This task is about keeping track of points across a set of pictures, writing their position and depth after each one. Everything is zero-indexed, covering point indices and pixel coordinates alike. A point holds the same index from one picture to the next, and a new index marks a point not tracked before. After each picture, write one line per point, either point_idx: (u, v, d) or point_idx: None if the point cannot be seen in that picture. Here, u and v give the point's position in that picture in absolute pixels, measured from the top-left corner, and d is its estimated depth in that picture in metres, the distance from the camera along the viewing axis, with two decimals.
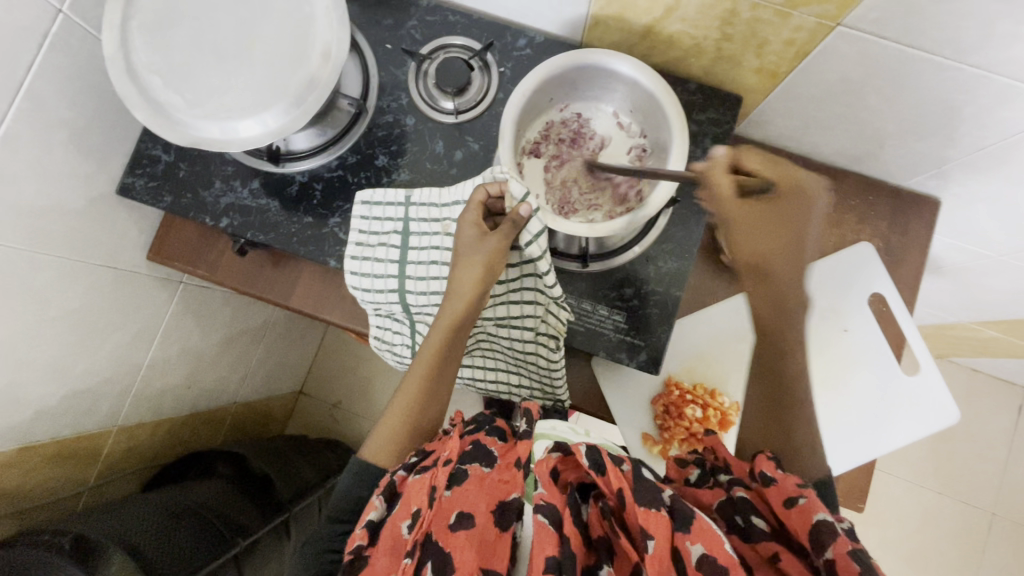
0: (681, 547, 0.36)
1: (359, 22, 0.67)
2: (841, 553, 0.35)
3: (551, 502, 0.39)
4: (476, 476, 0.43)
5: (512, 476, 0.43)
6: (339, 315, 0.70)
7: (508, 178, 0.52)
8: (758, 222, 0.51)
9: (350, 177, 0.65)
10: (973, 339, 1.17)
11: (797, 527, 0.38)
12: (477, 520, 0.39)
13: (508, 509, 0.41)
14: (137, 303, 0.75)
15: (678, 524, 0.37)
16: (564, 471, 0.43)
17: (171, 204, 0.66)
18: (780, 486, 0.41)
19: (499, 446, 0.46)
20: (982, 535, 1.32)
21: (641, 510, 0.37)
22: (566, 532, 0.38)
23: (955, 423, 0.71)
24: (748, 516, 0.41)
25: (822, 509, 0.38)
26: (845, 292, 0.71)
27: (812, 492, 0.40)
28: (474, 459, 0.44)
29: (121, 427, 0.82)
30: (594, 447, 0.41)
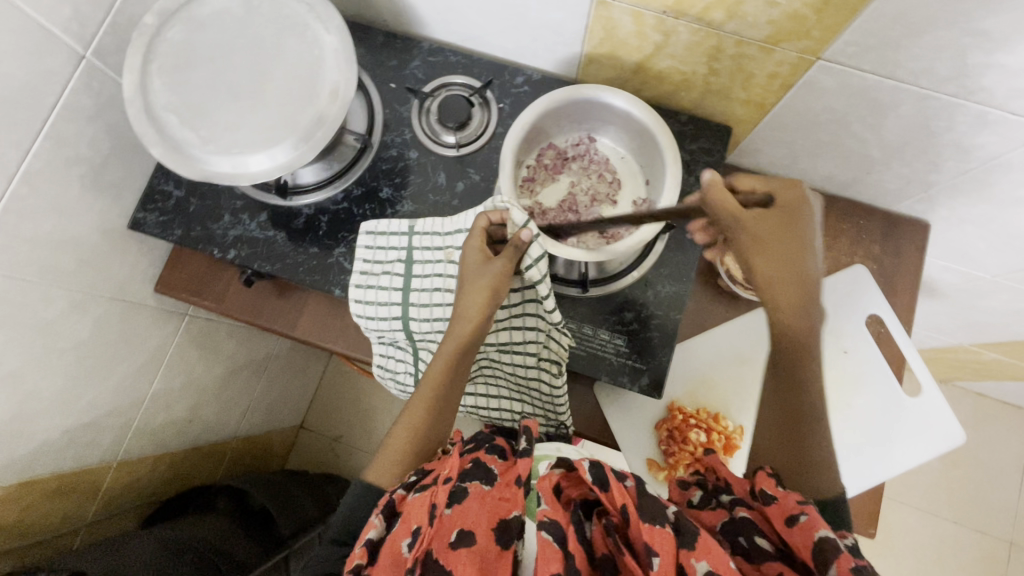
0: (686, 563, 0.35)
1: (365, 63, 0.71)
2: (845, 569, 0.35)
3: (554, 519, 0.38)
4: (476, 493, 0.42)
5: (512, 495, 0.42)
6: (342, 344, 0.71)
7: (509, 207, 0.54)
8: (768, 245, 0.48)
9: (356, 210, 0.67)
10: (974, 361, 1.17)
11: (801, 545, 0.38)
12: (478, 538, 0.39)
13: (510, 526, 0.40)
14: (142, 335, 0.76)
15: (683, 541, 0.36)
16: (567, 488, 0.43)
17: (181, 237, 0.68)
18: (782, 505, 0.41)
19: (499, 465, 0.46)
20: (1002, 567, 1.28)
21: (645, 526, 0.37)
22: (571, 548, 0.37)
23: (961, 443, 0.70)
24: (752, 537, 0.40)
25: (824, 526, 0.38)
26: (844, 314, 0.72)
27: (814, 509, 0.39)
28: (474, 477, 0.44)
29: (122, 461, 0.81)
30: (597, 462, 0.41)
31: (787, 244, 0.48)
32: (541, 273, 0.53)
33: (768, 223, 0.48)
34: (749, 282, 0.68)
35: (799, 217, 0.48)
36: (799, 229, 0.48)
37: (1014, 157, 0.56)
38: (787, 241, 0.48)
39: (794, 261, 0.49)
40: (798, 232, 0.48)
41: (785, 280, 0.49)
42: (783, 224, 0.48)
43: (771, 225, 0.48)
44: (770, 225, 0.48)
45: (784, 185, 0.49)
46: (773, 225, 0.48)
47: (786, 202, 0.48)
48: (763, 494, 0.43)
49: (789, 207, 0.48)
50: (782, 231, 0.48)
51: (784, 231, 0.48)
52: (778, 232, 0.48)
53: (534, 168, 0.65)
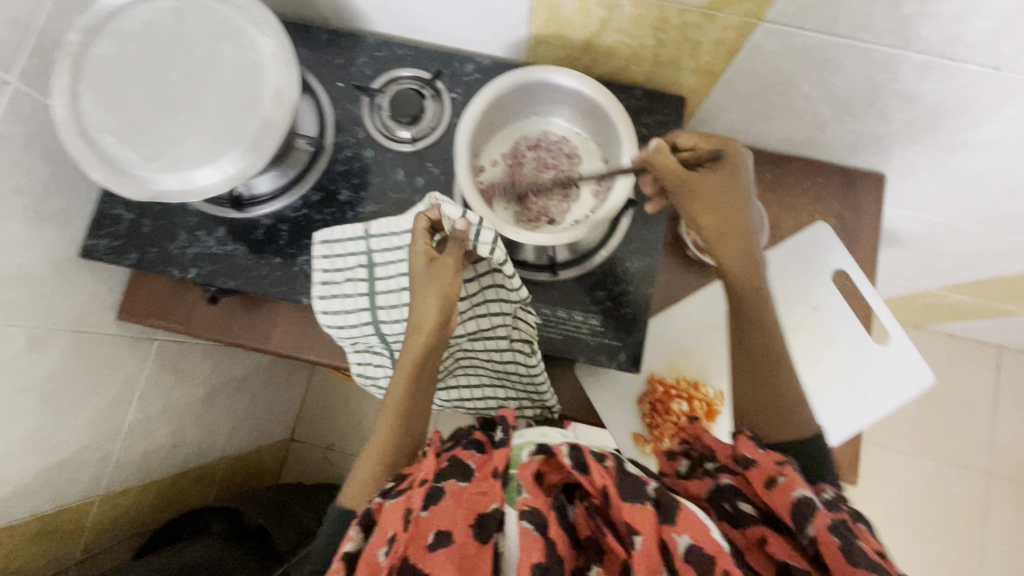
0: (668, 538, 0.37)
1: (310, 64, 0.69)
2: (822, 528, 0.38)
3: (534, 506, 0.39)
4: (453, 491, 0.42)
5: (489, 487, 0.42)
6: (318, 352, 0.70)
7: (443, 203, 0.54)
8: (701, 193, 0.53)
9: (316, 215, 0.66)
10: (942, 304, 1.21)
11: (780, 506, 0.40)
12: (455, 537, 0.39)
13: (487, 521, 0.41)
14: (108, 365, 0.74)
15: (664, 516, 0.37)
16: (548, 473, 0.43)
17: (137, 260, 0.65)
18: (761, 467, 0.42)
19: (476, 459, 0.44)
20: (983, 497, 1.35)
21: (627, 505, 0.38)
22: (550, 535, 0.38)
23: (931, 383, 0.71)
24: (735, 502, 0.42)
25: (801, 486, 0.40)
26: (811, 273, 0.73)
27: (791, 470, 0.42)
28: (450, 474, 0.43)
29: (105, 494, 0.79)
30: (575, 445, 0.42)
31: (728, 198, 0.53)
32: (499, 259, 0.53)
33: (705, 180, 0.53)
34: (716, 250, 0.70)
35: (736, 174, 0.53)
36: (732, 186, 0.53)
37: (958, 101, 0.57)
38: (729, 196, 0.53)
39: (737, 210, 0.53)
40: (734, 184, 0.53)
41: (727, 243, 0.54)
42: (721, 183, 0.53)
43: (710, 183, 0.53)
44: (711, 185, 0.53)
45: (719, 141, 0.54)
46: (710, 177, 0.53)
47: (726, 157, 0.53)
48: (743, 458, 0.44)
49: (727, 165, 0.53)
50: (718, 189, 0.53)
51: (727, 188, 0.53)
52: (717, 193, 0.53)
53: (507, 160, 0.65)
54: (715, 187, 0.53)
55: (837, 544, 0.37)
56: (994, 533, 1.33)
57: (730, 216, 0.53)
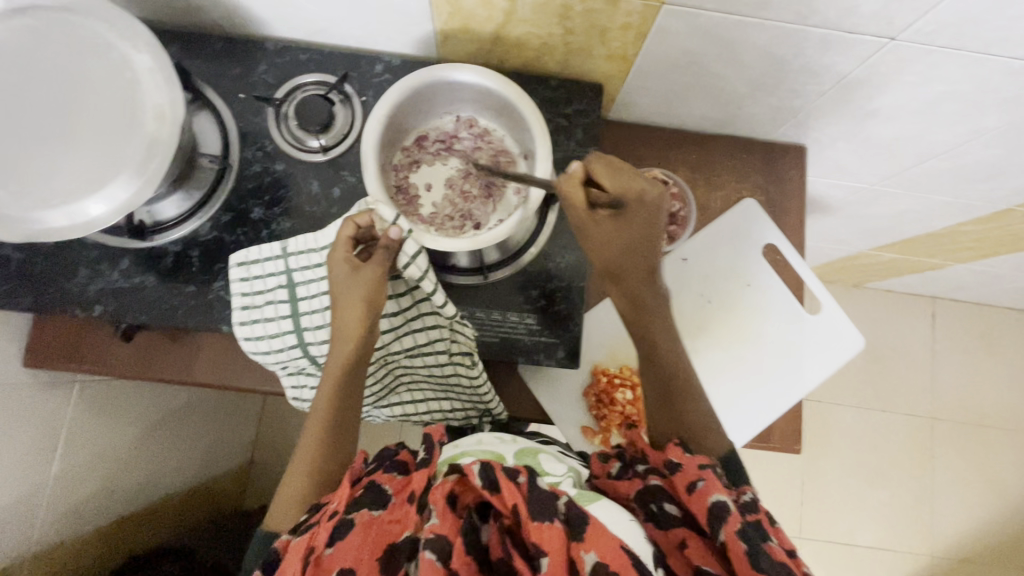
0: (576, 556, 0.37)
1: (206, 75, 0.64)
2: (731, 533, 0.38)
3: (440, 534, 0.38)
4: (363, 522, 0.40)
5: (403, 514, 0.41)
6: (249, 379, 0.67)
7: (375, 205, 0.51)
8: (608, 235, 0.55)
9: (228, 237, 0.62)
10: (876, 263, 1.26)
11: (697, 509, 0.40)
12: (359, 573, 0.38)
13: (397, 551, 0.39)
14: (20, 417, 0.68)
15: (573, 533, 0.37)
16: (462, 494, 0.42)
17: (34, 303, 0.59)
18: (685, 471, 0.44)
19: (394, 483, 0.44)
20: (928, 440, 1.42)
21: (534, 525, 0.37)
22: (454, 564, 0.37)
23: (860, 346, 0.73)
24: (659, 505, 0.42)
25: (717, 490, 0.41)
26: (743, 248, 0.73)
27: (711, 474, 0.43)
28: (362, 503, 0.42)
29: (37, 552, 0.74)
30: (486, 464, 0.41)
31: (624, 243, 0.55)
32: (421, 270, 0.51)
33: (610, 223, 0.54)
34: None
35: (646, 220, 0.54)
36: (640, 230, 0.55)
37: (861, 71, 0.58)
38: (628, 240, 0.55)
39: (634, 254, 0.56)
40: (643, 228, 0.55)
41: (629, 282, 0.57)
42: (628, 228, 0.54)
43: (612, 226, 0.54)
44: (614, 229, 0.54)
45: (636, 182, 0.54)
46: (609, 222, 0.54)
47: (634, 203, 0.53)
48: (669, 462, 0.45)
49: (635, 212, 0.54)
50: (623, 235, 0.54)
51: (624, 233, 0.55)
52: (627, 232, 0.55)
53: (414, 155, 0.62)
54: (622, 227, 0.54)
55: (743, 549, 0.37)
56: (940, 474, 1.41)
57: (629, 257, 0.56)
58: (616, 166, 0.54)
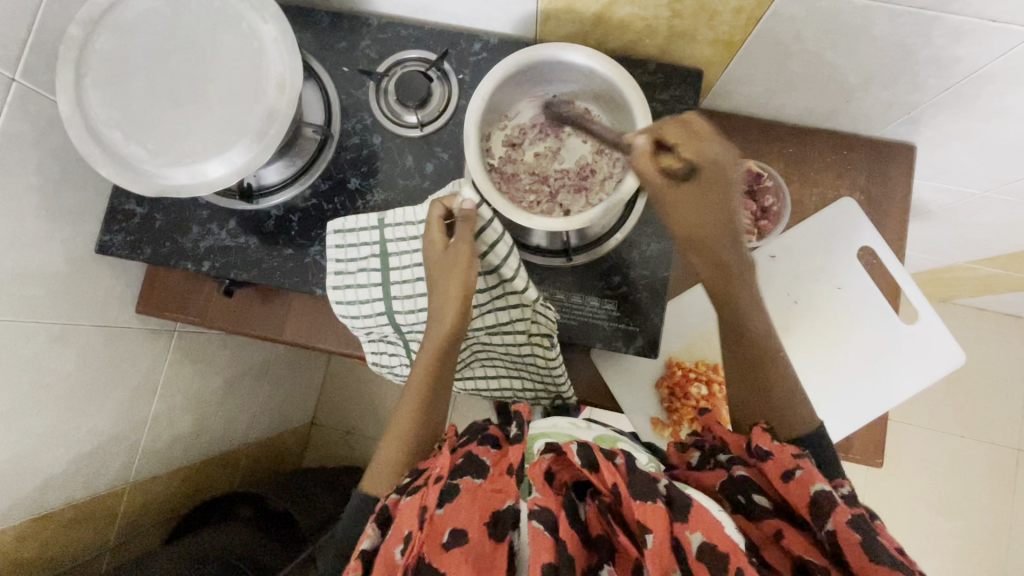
0: (681, 537, 0.37)
1: (314, 49, 0.67)
2: (841, 522, 0.38)
3: (546, 506, 0.39)
4: (467, 489, 0.42)
5: (504, 484, 0.42)
6: (334, 342, 0.70)
7: (458, 191, 0.54)
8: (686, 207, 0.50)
9: (325, 204, 0.65)
10: (972, 277, 1.17)
11: (799, 502, 0.40)
12: (470, 535, 0.39)
13: (502, 518, 0.40)
14: (129, 358, 0.75)
15: (677, 512, 0.38)
16: (559, 471, 0.43)
17: (151, 254, 0.65)
18: (777, 460, 0.42)
19: (491, 455, 0.45)
20: (1010, 472, 1.33)
21: (639, 504, 0.38)
22: (562, 535, 0.38)
23: (961, 362, 0.69)
24: (749, 494, 0.42)
25: (818, 480, 0.40)
26: (837, 250, 0.70)
27: (809, 463, 0.42)
28: (465, 471, 0.43)
29: (135, 482, 0.82)
30: (586, 444, 0.41)
31: (705, 212, 0.51)
32: (500, 256, 0.54)
33: (687, 194, 0.50)
34: None
35: (723, 185, 0.50)
36: (720, 199, 0.50)
37: (997, 65, 0.54)
38: (708, 210, 0.50)
39: (720, 223, 0.51)
40: (722, 195, 0.50)
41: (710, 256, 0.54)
42: (706, 199, 0.50)
43: (690, 198, 0.50)
44: (694, 198, 0.50)
45: (709, 144, 0.48)
46: (687, 191, 0.50)
47: (710, 171, 0.49)
48: (757, 450, 0.44)
49: (712, 180, 0.49)
50: (705, 205, 0.50)
51: (705, 203, 0.50)
52: (701, 202, 0.50)
53: (515, 130, 0.62)
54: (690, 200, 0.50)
55: (858, 540, 0.37)
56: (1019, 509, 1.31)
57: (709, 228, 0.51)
58: (696, 129, 0.48)
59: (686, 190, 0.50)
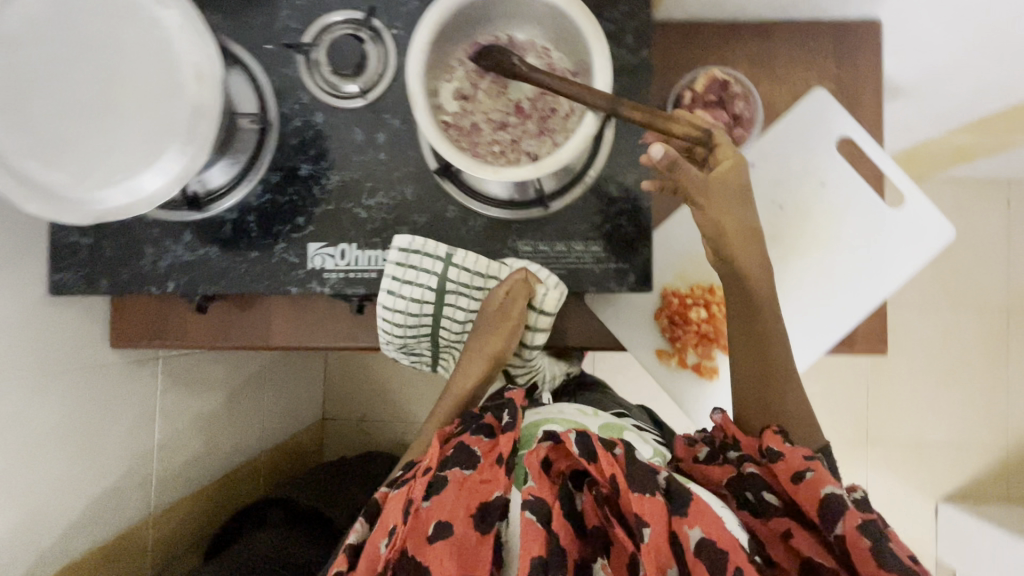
0: (678, 530, 0.42)
1: (228, 30, 0.61)
2: (850, 529, 0.41)
3: (539, 496, 0.45)
4: (456, 480, 0.48)
5: (492, 476, 0.49)
6: (324, 338, 0.68)
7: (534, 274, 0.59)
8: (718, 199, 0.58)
9: (281, 198, 0.61)
10: (947, 149, 1.16)
11: (805, 500, 0.44)
12: (454, 529, 0.45)
13: (489, 510, 0.46)
14: (119, 396, 0.73)
15: (675, 509, 0.43)
16: (557, 460, 0.48)
17: (111, 285, 0.61)
18: (788, 460, 0.46)
19: (482, 445, 0.51)
20: (1001, 331, 1.37)
21: (636, 497, 0.43)
22: (554, 526, 0.44)
23: (950, 238, 0.68)
24: (759, 493, 0.47)
25: (829, 482, 0.43)
26: (815, 145, 0.67)
27: (819, 465, 0.45)
28: (455, 462, 0.49)
29: (157, 513, 0.81)
30: (582, 434, 0.47)
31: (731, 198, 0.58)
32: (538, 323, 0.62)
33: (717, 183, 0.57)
34: None
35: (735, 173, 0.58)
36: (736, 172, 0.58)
37: None
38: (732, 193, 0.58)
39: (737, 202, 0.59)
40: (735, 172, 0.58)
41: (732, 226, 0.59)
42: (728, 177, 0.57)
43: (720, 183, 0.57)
44: (720, 181, 0.57)
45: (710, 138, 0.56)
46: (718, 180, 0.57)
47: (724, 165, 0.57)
48: (769, 450, 0.47)
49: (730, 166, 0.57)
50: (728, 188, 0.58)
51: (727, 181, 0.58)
52: (727, 188, 0.58)
53: (468, 79, 0.57)
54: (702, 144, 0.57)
55: (867, 545, 0.41)
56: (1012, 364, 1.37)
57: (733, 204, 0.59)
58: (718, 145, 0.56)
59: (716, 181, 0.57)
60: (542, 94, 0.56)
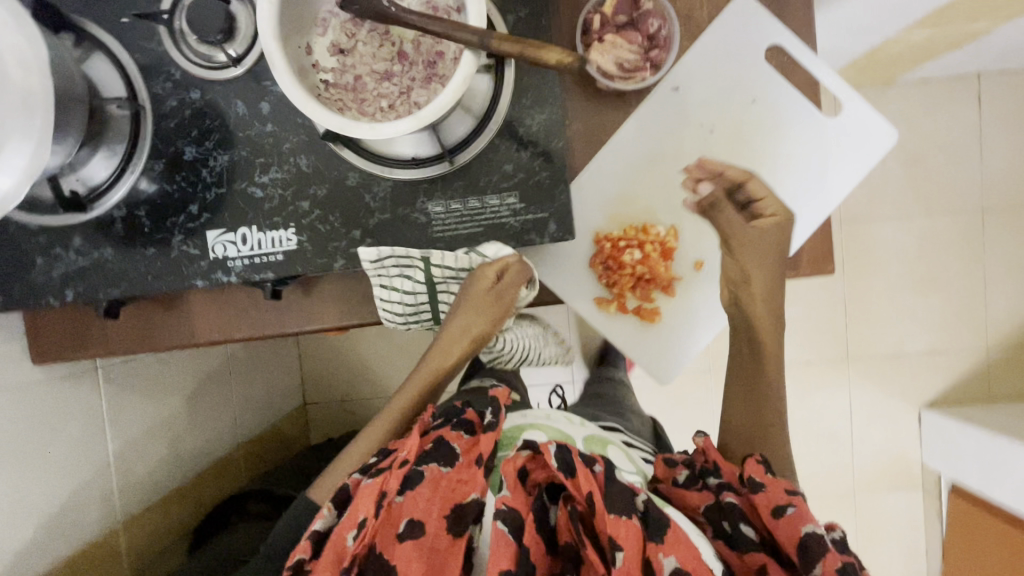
0: (653, 558, 0.44)
1: (78, 8, 0.55)
2: (831, 569, 0.42)
3: (513, 506, 0.46)
4: (432, 479, 0.48)
5: (469, 476, 0.49)
6: (250, 329, 0.65)
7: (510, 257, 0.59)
8: (749, 242, 0.62)
9: (169, 187, 0.57)
10: (907, 48, 1.10)
11: (786, 537, 0.45)
12: (426, 529, 0.46)
13: (464, 514, 0.48)
14: (55, 412, 0.70)
15: (651, 534, 0.44)
16: (533, 472, 0.49)
17: (5, 303, 0.57)
18: (772, 494, 0.48)
19: (461, 442, 0.51)
20: (978, 235, 1.34)
21: (611, 518, 0.44)
22: (525, 541, 0.45)
23: (894, 139, 0.64)
24: (737, 524, 0.47)
25: (810, 520, 0.45)
26: (744, 59, 0.62)
27: (801, 503, 0.46)
28: (432, 459, 0.49)
29: (126, 520, 0.81)
30: (562, 448, 0.48)
31: (761, 253, 0.62)
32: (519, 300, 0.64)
33: (750, 237, 0.62)
34: (625, 70, 0.59)
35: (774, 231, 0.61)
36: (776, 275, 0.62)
37: None
38: (766, 246, 0.62)
39: (771, 257, 0.62)
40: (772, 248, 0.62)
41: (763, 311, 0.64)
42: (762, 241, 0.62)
43: (754, 238, 0.62)
44: (752, 255, 0.62)
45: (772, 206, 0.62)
46: (754, 237, 0.62)
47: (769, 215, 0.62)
48: (751, 481, 0.49)
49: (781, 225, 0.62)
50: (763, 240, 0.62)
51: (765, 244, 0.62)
52: (755, 242, 0.62)
53: (343, 31, 0.51)
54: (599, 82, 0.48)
55: None
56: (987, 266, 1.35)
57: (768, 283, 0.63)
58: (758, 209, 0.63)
59: (754, 228, 0.62)
60: (423, 36, 0.51)
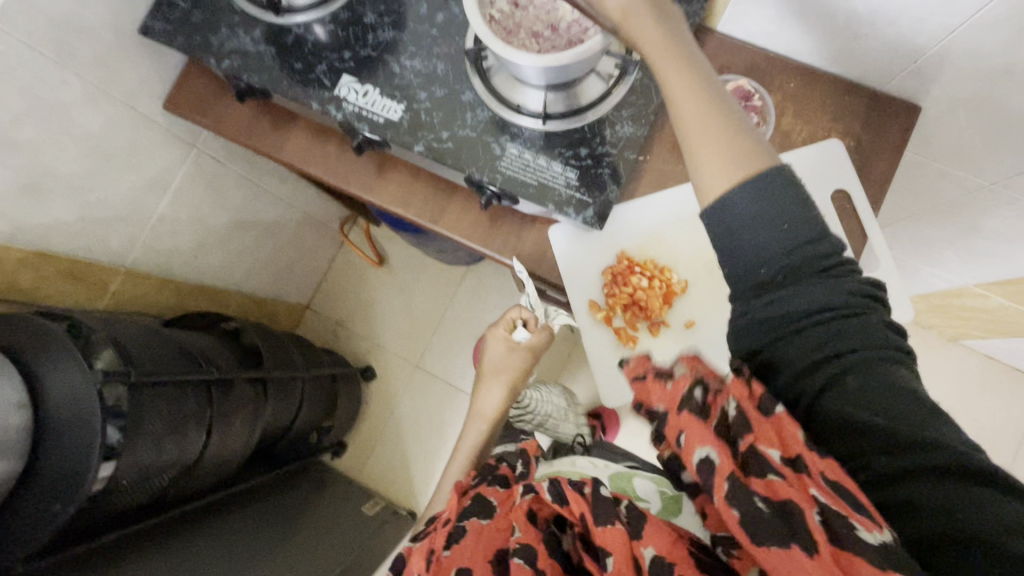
0: (637, 554, 0.41)
1: None
2: (721, 499, 0.36)
3: (527, 544, 0.47)
4: (474, 528, 0.51)
5: (505, 524, 0.51)
6: (323, 169, 0.76)
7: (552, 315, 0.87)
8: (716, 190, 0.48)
9: (341, 32, 0.71)
10: (981, 310, 1.04)
11: (687, 464, 0.39)
12: (477, 571, 0.46)
13: (503, 556, 0.48)
14: (148, 151, 0.84)
15: (633, 532, 0.42)
16: (541, 510, 0.51)
17: (183, 44, 0.72)
18: (667, 422, 0.41)
19: (499, 492, 0.58)
20: None
21: (599, 529, 0.43)
22: (539, 564, 0.45)
23: (907, 319, 0.71)
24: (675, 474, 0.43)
25: (695, 445, 0.38)
26: (817, 183, 0.69)
27: (688, 423, 0.39)
28: (473, 513, 0.53)
29: (129, 269, 0.91)
30: (555, 483, 0.50)
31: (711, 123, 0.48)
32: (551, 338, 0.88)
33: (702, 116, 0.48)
34: None
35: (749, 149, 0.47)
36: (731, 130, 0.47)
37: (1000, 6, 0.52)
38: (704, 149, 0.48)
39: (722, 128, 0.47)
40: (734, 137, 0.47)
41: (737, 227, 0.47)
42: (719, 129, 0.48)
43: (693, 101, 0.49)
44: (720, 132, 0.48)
45: None
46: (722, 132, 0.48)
47: None
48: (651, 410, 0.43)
49: None
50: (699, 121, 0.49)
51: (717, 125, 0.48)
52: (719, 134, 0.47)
53: None
54: (722, 131, 0.47)
55: (734, 515, 0.35)
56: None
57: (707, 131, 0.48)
58: None
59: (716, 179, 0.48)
60: (578, 22, 0.62)
